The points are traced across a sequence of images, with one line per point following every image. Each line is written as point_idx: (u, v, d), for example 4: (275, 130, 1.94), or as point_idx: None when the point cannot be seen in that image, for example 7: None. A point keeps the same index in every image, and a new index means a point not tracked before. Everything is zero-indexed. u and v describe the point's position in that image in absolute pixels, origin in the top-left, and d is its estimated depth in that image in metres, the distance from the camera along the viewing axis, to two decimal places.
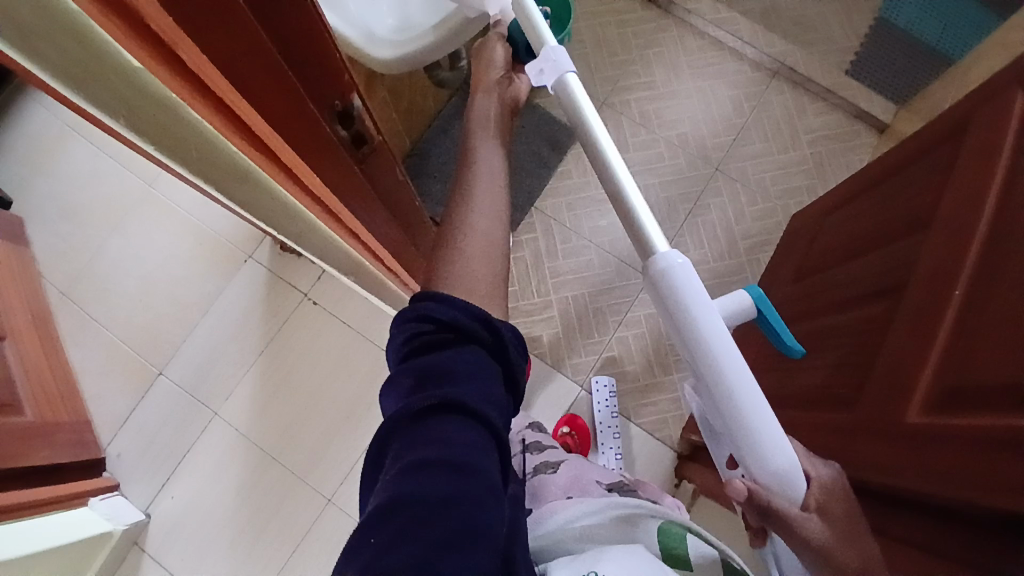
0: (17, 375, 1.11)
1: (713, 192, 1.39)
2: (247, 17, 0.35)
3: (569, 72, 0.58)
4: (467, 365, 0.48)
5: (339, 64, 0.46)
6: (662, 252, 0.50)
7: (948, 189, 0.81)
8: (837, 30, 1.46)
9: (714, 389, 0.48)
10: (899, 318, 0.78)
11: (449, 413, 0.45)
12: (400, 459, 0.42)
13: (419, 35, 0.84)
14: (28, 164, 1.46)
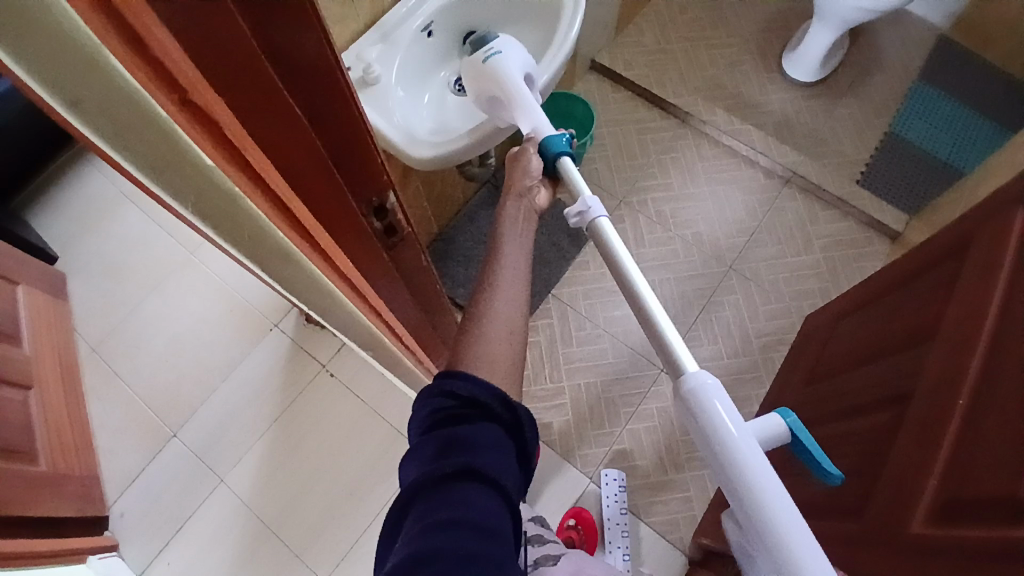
0: (36, 425, 1.15)
1: (727, 290, 1.43)
2: (297, 117, 0.39)
3: (601, 217, 0.66)
4: (489, 438, 0.50)
5: (379, 165, 0.50)
6: (692, 375, 0.55)
7: (953, 299, 0.83)
8: (849, 144, 1.54)
9: (752, 507, 0.48)
10: (906, 426, 0.78)
11: (469, 479, 0.47)
12: (421, 520, 0.45)
13: (454, 140, 0.92)
14: (80, 225, 1.57)
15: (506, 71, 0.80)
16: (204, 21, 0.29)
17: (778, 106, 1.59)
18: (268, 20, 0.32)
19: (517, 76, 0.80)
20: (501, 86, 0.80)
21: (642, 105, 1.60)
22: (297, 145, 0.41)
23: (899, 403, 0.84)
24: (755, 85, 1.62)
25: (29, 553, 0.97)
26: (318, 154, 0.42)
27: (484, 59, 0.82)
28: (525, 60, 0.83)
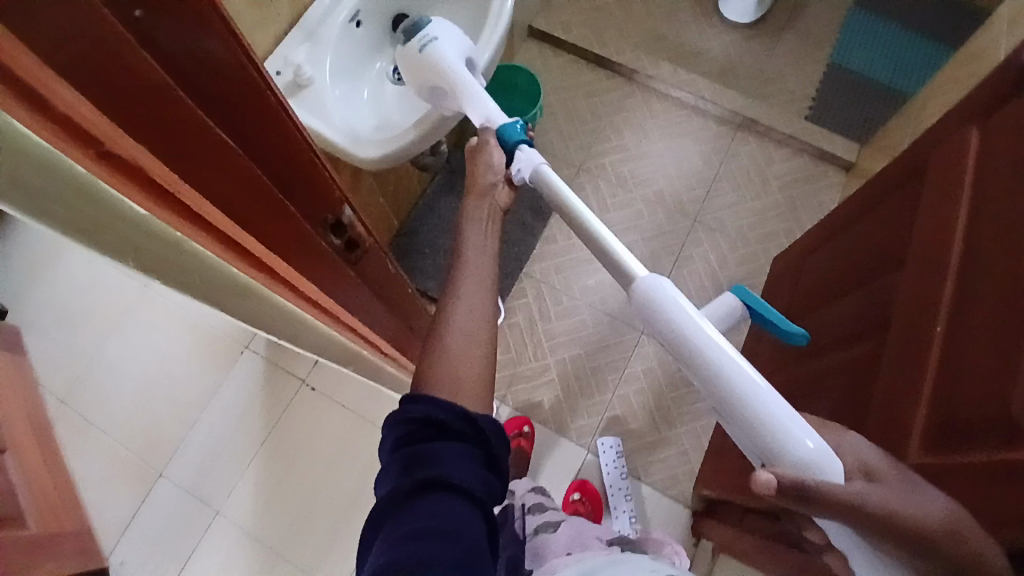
0: (19, 486, 1.10)
1: (694, 243, 1.43)
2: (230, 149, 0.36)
3: (542, 164, 0.67)
4: (452, 452, 0.48)
5: (329, 183, 0.47)
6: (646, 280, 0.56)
7: (918, 228, 0.84)
8: (794, 79, 1.54)
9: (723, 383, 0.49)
10: (887, 358, 0.80)
11: (431, 489, 0.46)
12: (390, 536, 0.44)
13: (401, 134, 0.89)
14: (23, 274, 1.49)
15: (445, 58, 0.77)
16: (108, 69, 0.26)
17: (720, 51, 1.58)
18: (177, 49, 0.30)
19: (457, 63, 0.77)
20: (443, 75, 0.78)
21: (585, 68, 1.58)
22: (237, 182, 0.38)
23: (879, 334, 0.85)
24: (695, 32, 1.60)
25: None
26: (262, 185, 0.40)
27: (421, 48, 0.78)
28: (461, 42, 0.79)
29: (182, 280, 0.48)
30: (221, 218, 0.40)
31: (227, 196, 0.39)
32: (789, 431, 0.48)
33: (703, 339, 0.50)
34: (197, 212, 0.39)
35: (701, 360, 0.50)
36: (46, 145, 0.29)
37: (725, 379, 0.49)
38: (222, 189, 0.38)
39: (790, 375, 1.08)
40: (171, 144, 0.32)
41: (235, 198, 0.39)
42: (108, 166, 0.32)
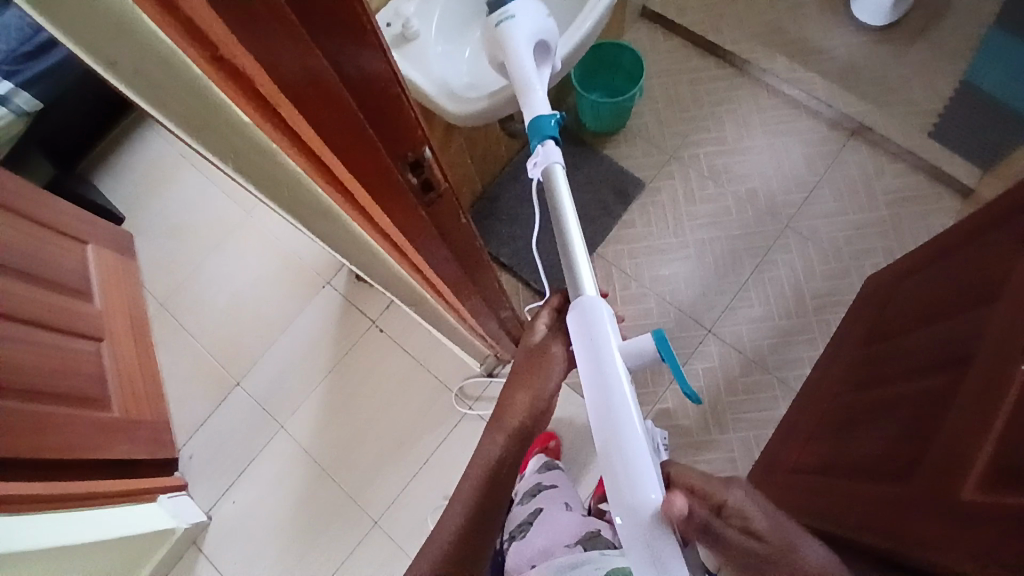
0: (109, 373, 1.26)
1: (781, 248, 1.38)
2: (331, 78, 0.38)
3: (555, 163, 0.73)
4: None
5: (413, 121, 0.49)
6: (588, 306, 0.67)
7: (1023, 262, 0.78)
8: (922, 90, 1.42)
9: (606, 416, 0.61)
10: (963, 395, 0.75)
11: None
12: None
13: (473, 101, 0.91)
14: (143, 185, 1.63)
15: (512, 37, 0.82)
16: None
17: (843, 52, 1.48)
18: None
19: (523, 46, 0.82)
20: (511, 47, 0.82)
21: (695, 53, 1.53)
22: (330, 108, 0.41)
23: (959, 368, 0.80)
24: (820, 29, 1.51)
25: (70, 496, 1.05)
26: (351, 114, 0.42)
27: (497, 24, 0.84)
28: (538, 24, 0.83)
29: (269, 188, 0.54)
30: (316, 141, 0.44)
31: (321, 121, 0.42)
32: (632, 477, 0.57)
33: (607, 374, 0.62)
34: (291, 128, 0.42)
35: (598, 388, 0.62)
36: (168, 42, 0.34)
37: (604, 413, 0.61)
38: (322, 114, 0.41)
39: (858, 399, 1.02)
40: (279, 67, 0.35)
41: (329, 124, 0.42)
42: (215, 66, 0.35)
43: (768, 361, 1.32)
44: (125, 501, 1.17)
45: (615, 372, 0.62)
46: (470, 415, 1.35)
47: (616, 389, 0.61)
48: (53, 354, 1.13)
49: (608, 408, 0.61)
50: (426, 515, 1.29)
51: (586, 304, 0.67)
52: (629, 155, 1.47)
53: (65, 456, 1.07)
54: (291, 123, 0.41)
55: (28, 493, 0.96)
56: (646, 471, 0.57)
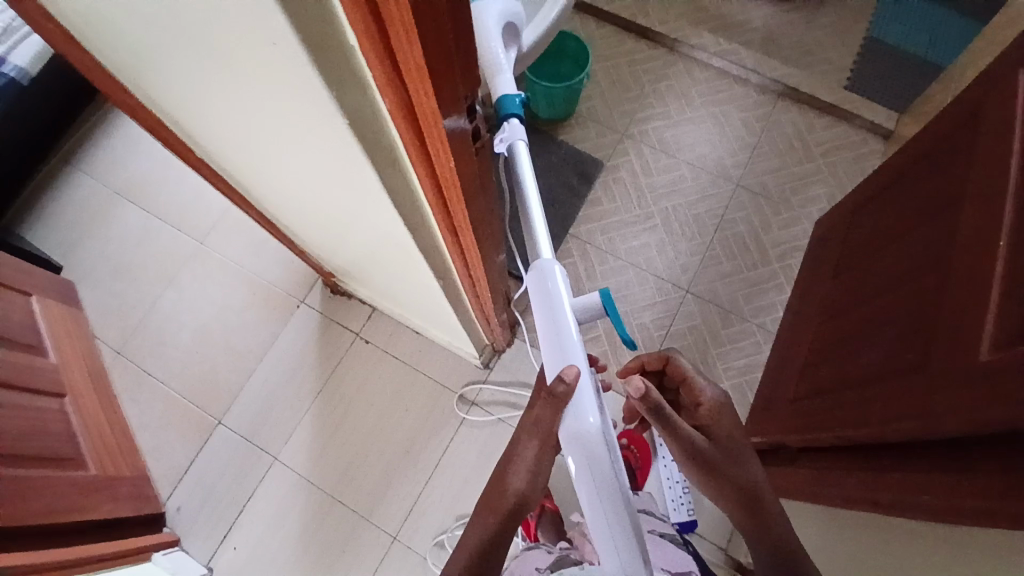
0: (78, 430, 1.14)
1: (738, 206, 1.47)
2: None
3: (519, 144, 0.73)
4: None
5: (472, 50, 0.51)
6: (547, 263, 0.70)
7: (975, 163, 0.88)
8: (832, 52, 1.58)
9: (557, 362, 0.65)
10: (951, 285, 0.84)
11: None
12: None
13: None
14: (75, 229, 1.50)
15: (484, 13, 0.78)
16: None
17: (759, 24, 1.62)
18: None
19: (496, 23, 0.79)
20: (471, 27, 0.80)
21: (628, 38, 1.62)
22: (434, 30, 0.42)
23: (939, 263, 0.89)
24: (735, 5, 1.65)
25: (58, 562, 0.92)
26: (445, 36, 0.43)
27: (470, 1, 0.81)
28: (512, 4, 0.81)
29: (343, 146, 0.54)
30: (420, 81, 0.45)
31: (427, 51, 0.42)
32: (574, 408, 0.62)
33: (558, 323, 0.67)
34: (394, 58, 0.43)
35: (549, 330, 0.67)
36: None
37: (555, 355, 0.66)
38: (430, 43, 0.42)
39: (845, 320, 1.10)
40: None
41: (431, 56, 0.43)
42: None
43: (745, 310, 1.40)
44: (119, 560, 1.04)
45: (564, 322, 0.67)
46: (471, 412, 1.32)
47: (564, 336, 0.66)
48: (19, 412, 1.02)
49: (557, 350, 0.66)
50: (445, 519, 1.25)
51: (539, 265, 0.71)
52: (584, 138, 1.53)
53: (50, 523, 0.96)
54: (398, 52, 0.42)
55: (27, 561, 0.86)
56: (588, 400, 0.62)
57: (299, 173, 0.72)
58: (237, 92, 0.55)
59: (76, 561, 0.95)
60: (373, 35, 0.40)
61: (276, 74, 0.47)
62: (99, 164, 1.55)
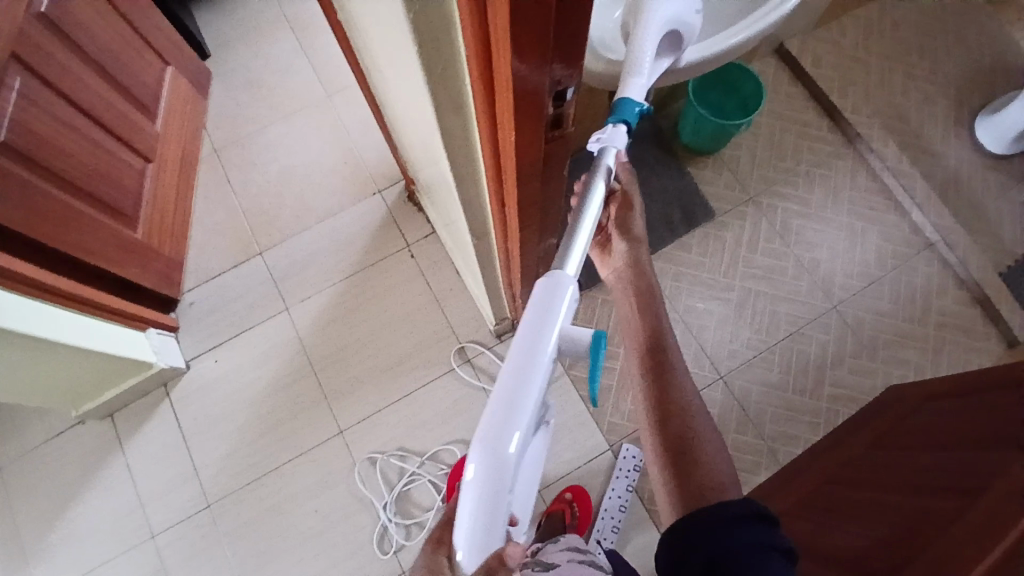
0: (146, 195, 1.26)
1: (821, 326, 1.36)
2: None
3: (611, 147, 0.62)
4: (746, 503, 0.59)
5: (580, 53, 0.49)
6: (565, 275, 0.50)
7: None
8: (1010, 230, 1.40)
9: (510, 383, 0.45)
10: (953, 526, 0.75)
11: (718, 523, 0.58)
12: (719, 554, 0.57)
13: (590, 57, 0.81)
14: (237, 29, 1.60)
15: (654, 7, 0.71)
16: None
17: (953, 163, 1.46)
18: None
19: (661, 23, 0.71)
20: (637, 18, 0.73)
21: (812, 109, 1.52)
22: (533, 14, 0.40)
23: (958, 497, 0.79)
24: (941, 133, 1.48)
25: (67, 294, 1.06)
26: (546, 28, 0.43)
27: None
28: (684, 13, 0.74)
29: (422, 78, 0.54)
30: (504, 55, 0.44)
31: (518, 31, 0.41)
32: (500, 437, 0.43)
33: (541, 332, 0.47)
34: (487, 21, 0.42)
35: (525, 349, 0.46)
36: None
37: (513, 362, 0.46)
38: (525, 12, 0.40)
39: (845, 492, 1.01)
40: None
41: (523, 26, 0.41)
42: None
43: (764, 426, 1.29)
44: (100, 315, 1.13)
45: (548, 336, 0.47)
46: (463, 367, 1.33)
47: (539, 351, 0.46)
48: (100, 155, 1.13)
49: (519, 358, 0.46)
50: (387, 442, 1.29)
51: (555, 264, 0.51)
52: (711, 181, 1.45)
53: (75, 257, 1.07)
54: (490, 17, 0.41)
55: (32, 276, 0.99)
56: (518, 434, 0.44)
57: (396, 77, 0.73)
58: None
59: (83, 301, 1.09)
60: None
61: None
62: None
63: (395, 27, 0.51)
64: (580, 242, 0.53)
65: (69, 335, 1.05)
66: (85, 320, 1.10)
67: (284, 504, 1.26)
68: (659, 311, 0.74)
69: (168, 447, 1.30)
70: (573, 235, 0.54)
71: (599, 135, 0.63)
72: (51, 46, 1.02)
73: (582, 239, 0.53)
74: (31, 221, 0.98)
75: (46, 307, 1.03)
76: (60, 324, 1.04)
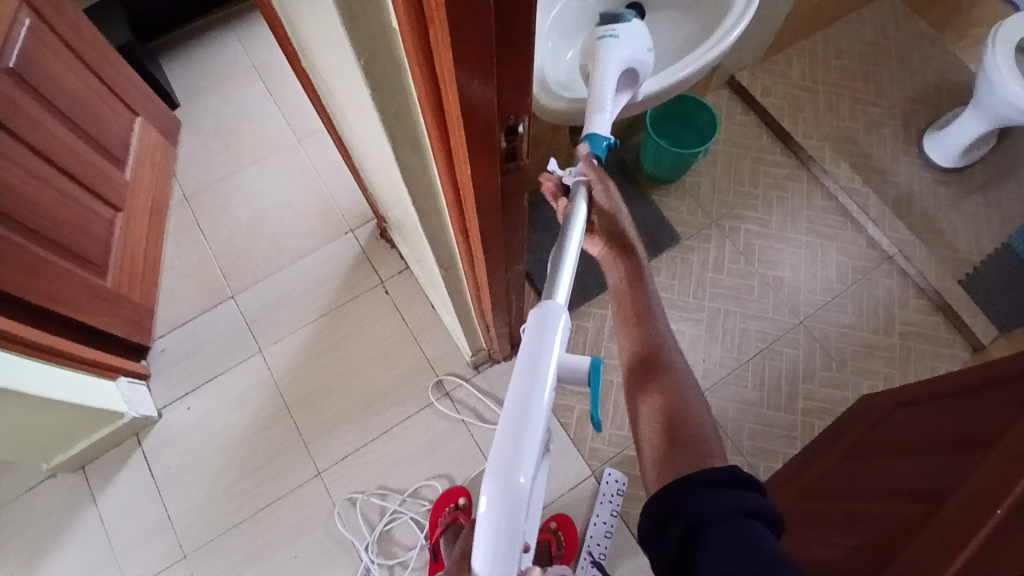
0: (116, 243, 1.26)
1: (790, 341, 1.39)
2: (486, 27, 0.41)
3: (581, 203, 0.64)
4: (729, 469, 0.55)
5: (524, 88, 0.53)
6: (556, 308, 0.51)
7: (1016, 419, 0.79)
8: (962, 241, 1.46)
9: (517, 410, 0.45)
10: (929, 527, 0.74)
11: (701, 489, 0.54)
12: (703, 519, 0.52)
13: (550, 97, 0.84)
14: (205, 79, 1.64)
15: (610, 52, 0.76)
16: None
17: (903, 180, 1.53)
18: None
19: (617, 64, 0.76)
20: (597, 62, 0.77)
21: (766, 135, 1.59)
22: (476, 56, 0.43)
23: (926, 497, 0.80)
24: (889, 153, 1.56)
25: (34, 344, 1.05)
26: (489, 69, 0.46)
27: (599, 37, 0.79)
28: (639, 51, 0.78)
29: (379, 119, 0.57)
30: (451, 94, 0.47)
31: (462, 73, 0.44)
32: (511, 460, 0.43)
33: (540, 361, 0.48)
34: (432, 63, 0.45)
35: (526, 378, 0.47)
36: None
37: (517, 390, 0.46)
38: (467, 53, 0.42)
39: (824, 503, 1.02)
40: (454, 10, 0.38)
41: (466, 69, 0.44)
42: None
43: (742, 444, 1.30)
44: (64, 364, 1.11)
45: (548, 362, 0.48)
46: (442, 401, 1.33)
47: (541, 377, 0.47)
48: (69, 204, 1.13)
49: (523, 386, 0.46)
50: (367, 480, 1.27)
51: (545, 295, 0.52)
52: (675, 207, 1.50)
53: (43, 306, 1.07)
54: (435, 60, 0.44)
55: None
56: (529, 461, 0.44)
57: (356, 118, 0.76)
58: (317, 34, 0.60)
59: (51, 350, 1.08)
60: (416, 39, 0.43)
61: (334, 36, 0.50)
62: (255, 37, 1.69)
63: (349, 73, 0.54)
64: (565, 278, 0.54)
65: (33, 384, 1.02)
66: (49, 369, 1.08)
67: (262, 551, 1.22)
68: (648, 284, 0.72)
69: (141, 498, 1.27)
70: (557, 271, 0.54)
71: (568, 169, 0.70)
72: (20, 99, 1.04)
73: (568, 269, 0.55)
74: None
75: (9, 355, 1.01)
76: (23, 372, 1.01)
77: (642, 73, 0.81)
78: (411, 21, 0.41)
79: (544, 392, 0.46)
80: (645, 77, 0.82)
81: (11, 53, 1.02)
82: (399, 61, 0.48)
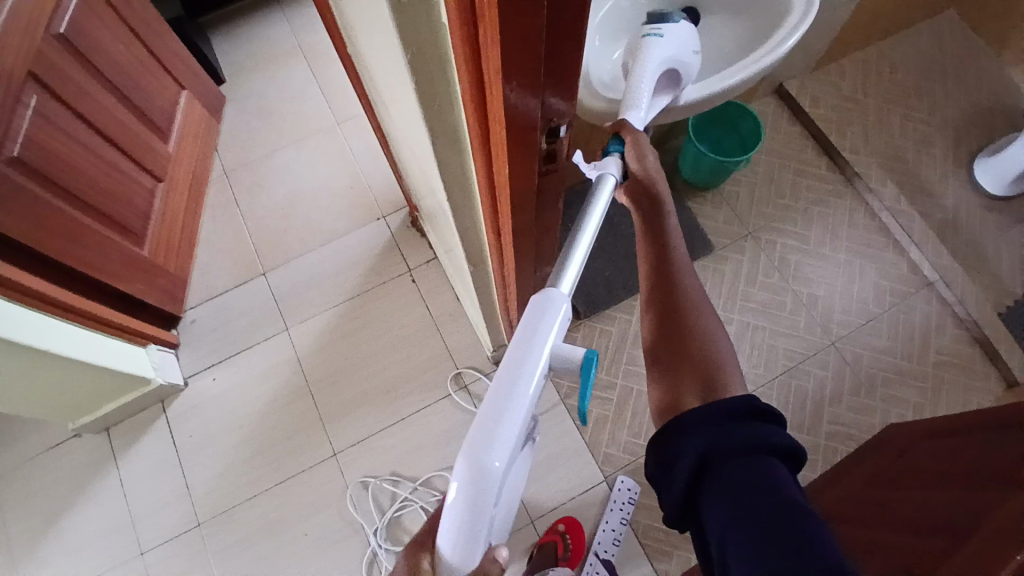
0: (154, 213, 1.29)
1: (819, 362, 1.35)
2: (536, 29, 0.40)
3: (609, 175, 0.61)
4: (740, 399, 0.53)
5: (569, 92, 0.52)
6: (558, 296, 0.49)
7: None
8: (1008, 272, 1.41)
9: (502, 392, 0.44)
10: (947, 565, 0.71)
11: (713, 422, 0.52)
12: (711, 457, 0.50)
13: (592, 97, 0.84)
14: (252, 58, 1.66)
15: (652, 49, 0.74)
16: None
17: (950, 204, 1.47)
18: None
19: (658, 63, 0.74)
20: (636, 59, 0.75)
21: (811, 148, 1.54)
22: (524, 58, 0.43)
23: (947, 535, 0.77)
24: (938, 175, 1.50)
25: (68, 307, 1.07)
26: (535, 71, 0.45)
27: (643, 35, 0.77)
28: (683, 52, 0.76)
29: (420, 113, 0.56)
30: (496, 94, 0.46)
31: (508, 76, 0.44)
32: (487, 438, 0.42)
33: (533, 348, 0.46)
34: (478, 60, 0.44)
35: (516, 361, 0.45)
36: None
37: (506, 370, 0.45)
38: (515, 54, 0.42)
39: (842, 532, 0.99)
40: (505, 11, 0.37)
41: (513, 71, 0.43)
42: None
43: None
44: (96, 328, 1.14)
45: (542, 347, 0.46)
46: (460, 394, 1.33)
47: (531, 362, 0.45)
48: (111, 173, 1.16)
49: (512, 367, 0.45)
50: (380, 465, 1.29)
51: (550, 282, 0.51)
52: (710, 216, 1.47)
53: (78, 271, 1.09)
54: (482, 57, 0.44)
55: (38, 289, 1.01)
56: (506, 445, 0.43)
57: (398, 107, 0.76)
58: (366, 24, 0.59)
59: (85, 315, 1.10)
60: (465, 38, 0.42)
61: (383, 28, 0.50)
62: (303, 19, 1.70)
63: (395, 66, 0.54)
64: (574, 267, 0.52)
65: (63, 345, 1.04)
66: (81, 332, 1.10)
67: (273, 526, 1.24)
68: (668, 220, 0.68)
69: (162, 464, 1.30)
70: (567, 259, 0.52)
71: (593, 163, 0.63)
72: (68, 66, 1.06)
73: (578, 258, 0.53)
74: (37, 234, 1.00)
75: (41, 316, 1.03)
76: (54, 334, 1.04)
77: (686, 75, 0.78)
78: (462, 20, 0.40)
79: (532, 379, 0.45)
80: (688, 80, 0.80)
81: (60, 19, 1.04)
82: (446, 56, 0.47)
